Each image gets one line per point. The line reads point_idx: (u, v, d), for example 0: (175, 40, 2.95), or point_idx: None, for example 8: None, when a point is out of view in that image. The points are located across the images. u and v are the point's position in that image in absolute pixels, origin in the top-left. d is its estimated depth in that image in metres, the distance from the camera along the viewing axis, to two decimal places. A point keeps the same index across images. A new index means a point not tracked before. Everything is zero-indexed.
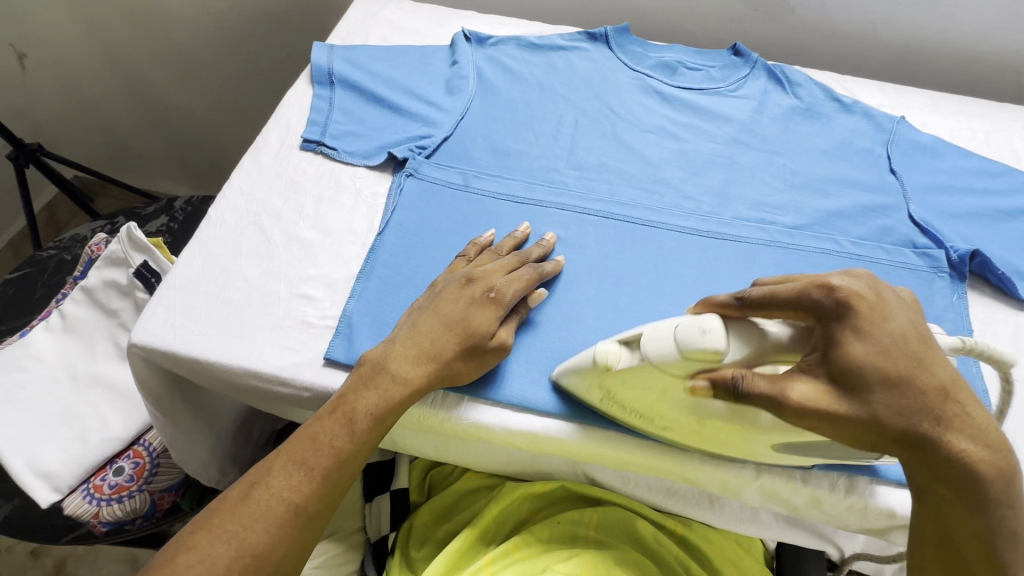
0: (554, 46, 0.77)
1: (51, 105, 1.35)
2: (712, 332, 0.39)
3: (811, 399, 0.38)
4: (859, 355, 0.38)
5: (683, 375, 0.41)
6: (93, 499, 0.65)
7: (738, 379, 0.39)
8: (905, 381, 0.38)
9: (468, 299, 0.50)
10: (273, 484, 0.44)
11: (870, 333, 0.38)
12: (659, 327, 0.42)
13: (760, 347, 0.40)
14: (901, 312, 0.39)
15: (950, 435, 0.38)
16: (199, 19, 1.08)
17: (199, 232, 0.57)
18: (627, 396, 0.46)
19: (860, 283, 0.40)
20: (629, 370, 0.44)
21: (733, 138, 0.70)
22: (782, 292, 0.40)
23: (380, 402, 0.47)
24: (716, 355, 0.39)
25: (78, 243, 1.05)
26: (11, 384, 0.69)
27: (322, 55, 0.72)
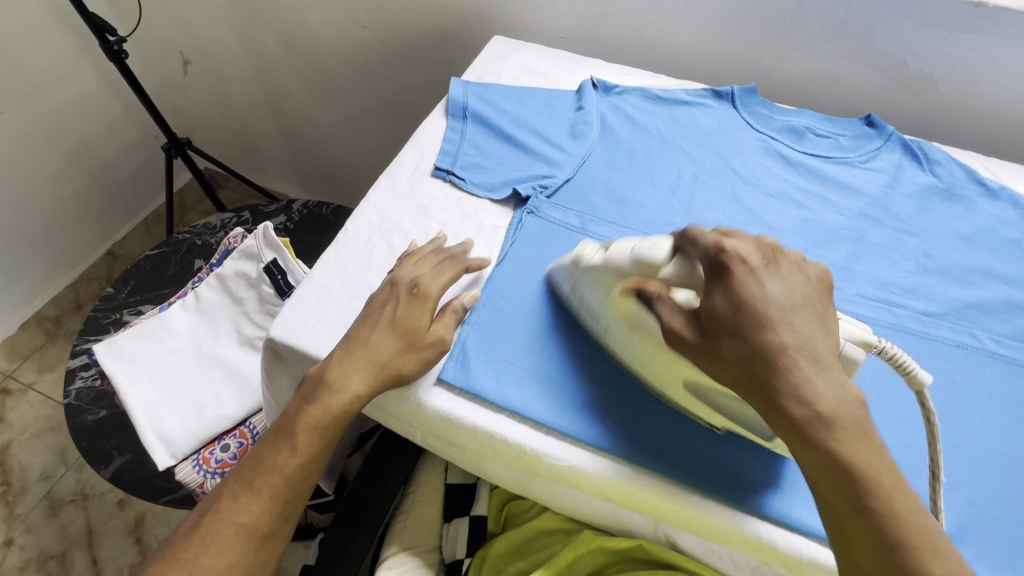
0: (678, 100, 0.79)
1: (202, 105, 1.53)
2: (657, 246, 0.47)
3: (676, 325, 0.44)
4: (719, 306, 0.42)
5: (620, 278, 0.48)
6: (201, 470, 0.71)
7: (655, 294, 0.46)
8: (750, 332, 0.41)
9: (396, 299, 0.54)
10: (222, 510, 0.48)
11: (740, 290, 0.42)
12: (625, 243, 0.50)
13: (687, 273, 0.46)
14: (781, 281, 0.43)
15: (811, 379, 0.39)
16: (343, 43, 1.18)
17: (337, 242, 0.62)
18: (587, 296, 0.53)
19: (753, 251, 0.44)
20: (591, 267, 0.51)
21: (862, 212, 0.67)
22: (701, 237, 0.45)
23: (320, 415, 0.49)
24: (654, 262, 0.46)
25: (208, 231, 1.16)
26: (148, 352, 0.77)
27: (459, 90, 0.77)
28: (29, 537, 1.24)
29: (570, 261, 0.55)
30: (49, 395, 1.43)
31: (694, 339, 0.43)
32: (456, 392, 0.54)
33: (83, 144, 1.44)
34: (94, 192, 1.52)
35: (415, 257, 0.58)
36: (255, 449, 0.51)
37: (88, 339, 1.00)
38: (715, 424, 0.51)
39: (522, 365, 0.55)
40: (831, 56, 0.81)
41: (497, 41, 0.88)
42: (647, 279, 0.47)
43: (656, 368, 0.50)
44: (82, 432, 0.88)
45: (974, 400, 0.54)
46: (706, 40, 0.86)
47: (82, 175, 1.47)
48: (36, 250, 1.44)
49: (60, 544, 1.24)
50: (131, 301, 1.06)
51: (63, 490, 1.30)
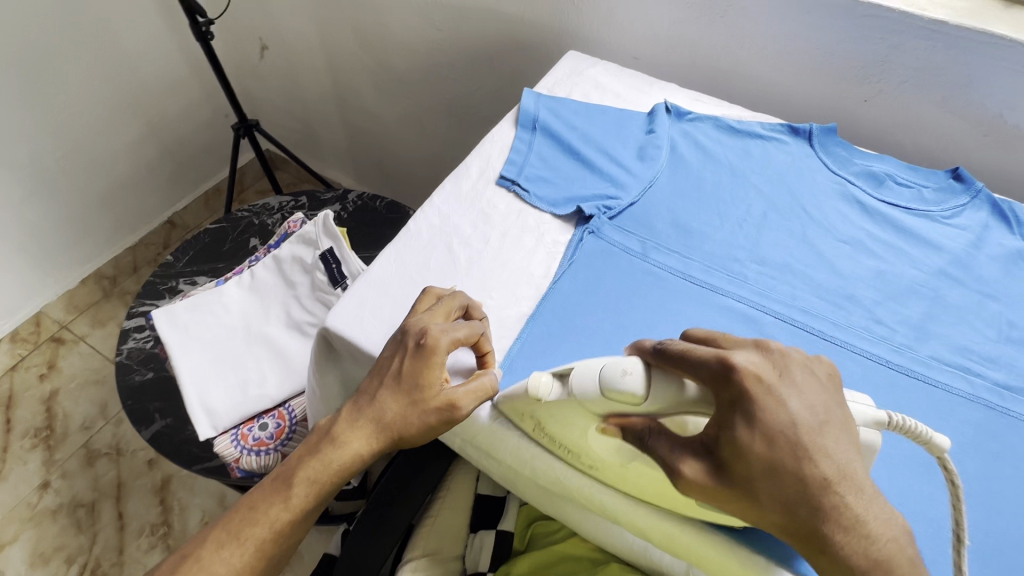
0: (753, 133, 0.77)
1: (273, 90, 1.58)
2: (632, 375, 0.42)
3: (697, 477, 0.40)
4: (745, 442, 0.39)
5: (598, 414, 0.45)
6: (239, 446, 0.72)
7: (646, 430, 0.43)
8: (786, 469, 0.38)
9: (404, 352, 0.50)
10: (203, 557, 0.50)
11: (758, 421, 0.39)
12: (588, 364, 0.45)
13: (676, 395, 0.42)
14: (800, 397, 0.40)
15: (861, 513, 0.38)
16: (416, 43, 1.20)
17: (398, 240, 0.63)
18: (556, 428, 0.49)
19: (766, 366, 0.40)
20: (558, 402, 0.46)
21: (941, 270, 0.64)
22: (697, 358, 0.41)
23: (319, 469, 0.51)
24: (634, 398, 0.42)
25: (266, 211, 1.19)
26: (202, 323, 0.80)
27: (530, 101, 0.77)
28: (63, 483, 1.30)
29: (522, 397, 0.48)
30: (99, 349, 1.50)
31: (713, 486, 0.40)
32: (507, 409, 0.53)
33: (159, 116, 1.51)
34: (163, 162, 1.60)
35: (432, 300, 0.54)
36: (248, 492, 0.53)
37: (144, 302, 1.05)
38: (736, 523, 0.46)
39: None
40: (920, 103, 0.77)
41: (571, 56, 0.88)
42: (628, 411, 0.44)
43: (657, 490, 0.46)
44: (129, 391, 0.91)
45: None
46: (787, 74, 0.84)
47: (155, 145, 1.54)
48: (104, 211, 1.52)
49: (90, 494, 1.29)
50: (188, 271, 1.10)
51: (99, 443, 1.36)
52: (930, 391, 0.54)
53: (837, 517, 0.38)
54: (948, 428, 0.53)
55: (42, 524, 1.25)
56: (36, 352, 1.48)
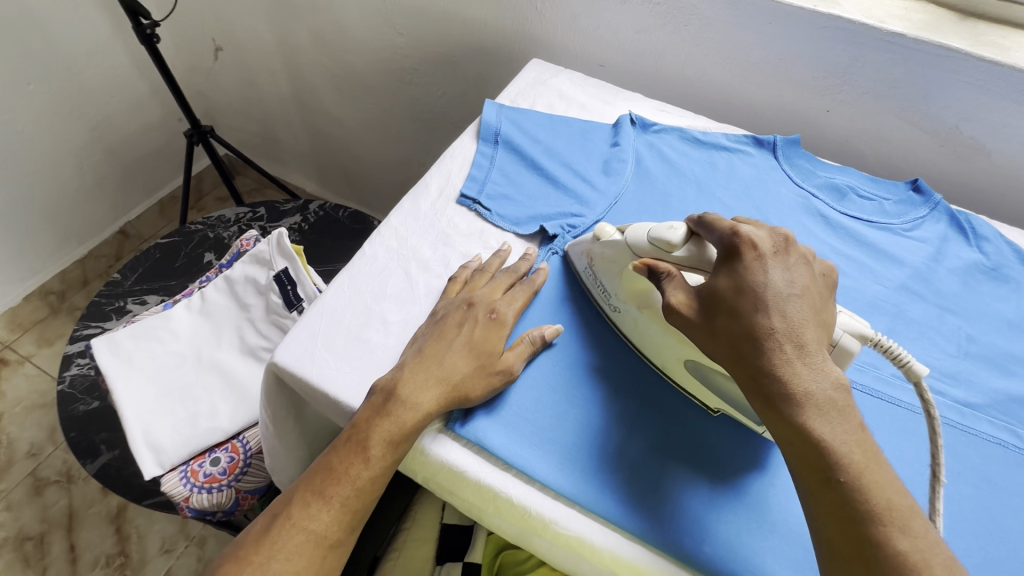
0: (717, 145, 0.76)
1: (229, 93, 1.52)
2: (676, 228, 0.49)
3: (677, 304, 0.45)
4: (721, 286, 0.44)
5: (634, 255, 0.52)
6: (188, 483, 0.67)
7: (665, 274, 0.47)
8: (744, 313, 0.42)
9: (474, 319, 0.54)
10: (294, 517, 0.46)
11: (738, 272, 0.44)
12: (644, 226, 0.53)
13: (697, 254, 0.48)
14: (785, 270, 0.44)
15: (797, 365, 0.40)
16: (376, 47, 1.16)
17: (353, 264, 0.60)
18: (602, 273, 0.56)
19: (767, 239, 0.45)
20: (611, 245, 0.55)
21: (903, 285, 0.64)
22: (715, 225, 0.47)
23: (394, 429, 0.47)
24: (670, 245, 0.49)
25: (221, 224, 1.13)
26: (146, 351, 0.75)
27: (492, 113, 0.74)
28: (8, 515, 1.22)
29: (589, 241, 0.58)
30: (45, 369, 1.41)
31: (691, 316, 0.44)
32: (466, 445, 0.51)
33: (105, 120, 1.43)
34: (111, 169, 1.51)
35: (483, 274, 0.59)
36: (321, 454, 0.49)
37: (88, 324, 0.98)
38: (710, 407, 0.53)
39: (539, 422, 0.51)
40: (880, 113, 0.78)
41: (535, 65, 0.86)
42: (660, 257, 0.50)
43: (659, 341, 0.52)
44: (72, 423, 0.86)
45: (1012, 505, 0.50)
46: (751, 83, 0.83)
47: (102, 151, 1.46)
48: (48, 222, 1.43)
49: (39, 525, 1.22)
50: (137, 290, 1.04)
51: (48, 470, 1.28)
52: (893, 411, 0.54)
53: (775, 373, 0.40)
54: (912, 449, 0.53)
55: None
56: None
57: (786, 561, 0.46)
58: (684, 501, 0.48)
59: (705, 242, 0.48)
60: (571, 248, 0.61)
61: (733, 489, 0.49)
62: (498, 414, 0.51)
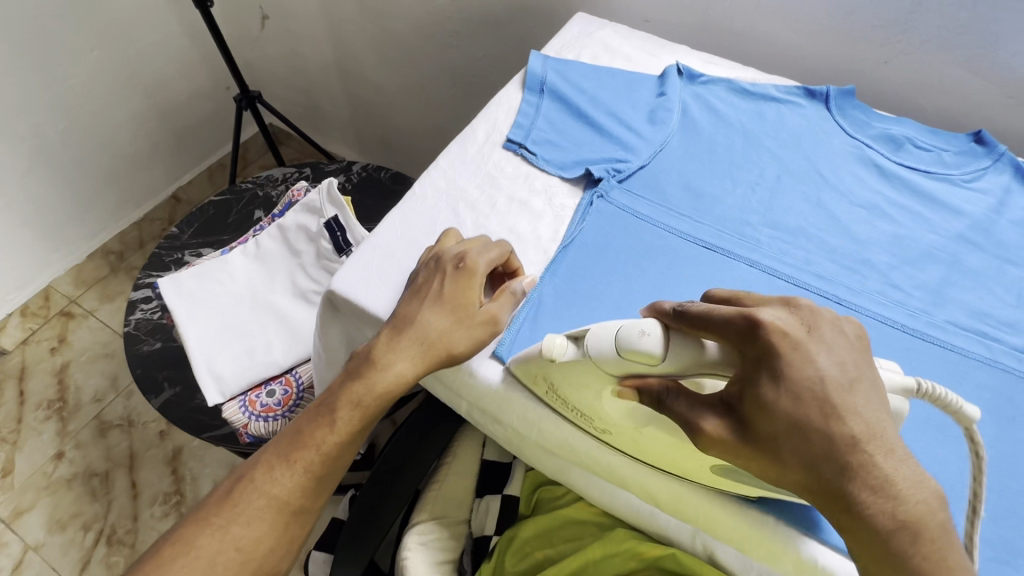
0: (767, 95, 0.74)
1: (275, 61, 1.55)
2: (650, 335, 0.41)
3: (714, 433, 0.39)
4: (771, 399, 0.37)
5: (613, 376, 0.44)
6: (247, 412, 0.72)
7: (664, 391, 0.42)
8: (813, 429, 0.37)
9: (442, 272, 0.52)
10: (259, 478, 0.49)
11: (785, 377, 0.37)
12: (603, 328, 0.44)
13: (695, 356, 0.41)
14: (830, 353, 0.38)
15: (891, 471, 0.36)
16: (419, 9, 1.17)
17: (403, 203, 0.62)
18: (569, 394, 0.47)
19: (794, 322, 0.39)
20: (570, 364, 0.45)
21: (960, 234, 0.62)
22: (718, 317, 0.39)
23: (362, 392, 0.49)
24: (649, 359, 0.41)
25: (270, 183, 1.18)
26: (207, 292, 0.79)
27: (537, 63, 0.75)
28: (77, 453, 1.32)
29: (535, 354, 0.47)
30: (107, 323, 1.51)
31: (734, 444, 0.39)
32: (513, 371, 0.52)
33: (160, 86, 1.49)
34: (166, 135, 1.58)
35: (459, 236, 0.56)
36: (295, 421, 0.52)
37: (150, 273, 1.05)
38: (749, 493, 0.46)
39: None
40: (942, 63, 0.74)
41: (580, 18, 0.85)
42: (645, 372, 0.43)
43: (671, 455, 0.46)
44: (137, 361, 0.92)
45: None
46: (803, 34, 0.80)
47: (157, 118, 1.53)
48: (109, 185, 1.51)
49: (104, 463, 1.31)
50: (193, 243, 1.09)
51: (111, 414, 1.38)
52: (946, 355, 0.53)
53: (864, 473, 0.36)
54: (964, 390, 0.52)
55: (58, 492, 1.28)
56: (46, 326, 1.49)
57: None
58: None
59: (705, 339, 0.41)
60: (509, 363, 0.51)
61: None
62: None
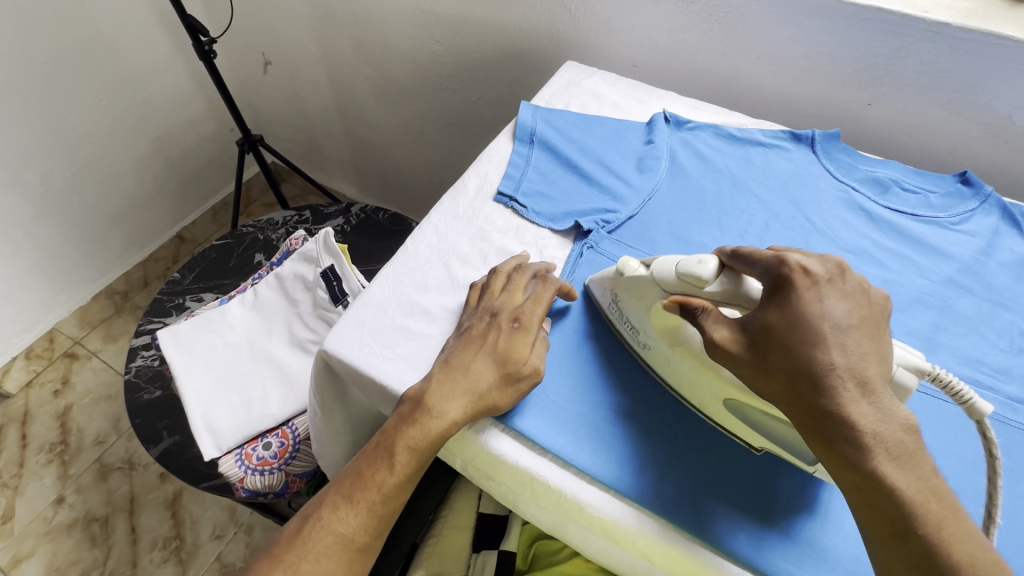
0: (753, 140, 0.76)
1: (277, 104, 1.60)
2: (705, 262, 0.47)
3: (724, 341, 0.44)
4: (771, 320, 0.42)
5: (664, 293, 0.50)
6: (243, 466, 0.72)
7: (701, 309, 0.47)
8: (798, 349, 0.40)
9: (497, 327, 0.54)
10: (323, 518, 0.49)
11: (790, 303, 0.42)
12: (670, 260, 0.51)
13: (733, 288, 0.47)
14: (841, 299, 0.42)
15: (859, 404, 0.38)
16: (414, 56, 1.21)
17: (396, 259, 0.63)
18: (631, 310, 0.54)
19: (819, 266, 0.44)
20: (638, 282, 0.53)
21: (950, 278, 0.62)
22: (758, 257, 0.46)
23: (419, 436, 0.49)
24: (700, 280, 0.47)
25: (271, 226, 1.20)
26: (206, 343, 0.80)
27: (527, 114, 0.77)
28: (77, 498, 1.32)
29: (610, 275, 0.57)
30: (111, 364, 1.52)
31: (738, 353, 0.43)
32: (504, 429, 0.53)
33: (165, 132, 1.53)
34: (170, 177, 1.62)
35: (507, 281, 0.58)
36: (351, 460, 0.52)
37: (152, 320, 1.06)
38: (754, 445, 0.50)
39: (575, 410, 0.53)
40: (924, 105, 0.76)
41: (569, 67, 0.88)
42: (690, 294, 0.49)
43: (694, 381, 0.50)
44: (138, 410, 0.92)
45: None
46: (788, 77, 0.82)
47: (162, 161, 1.57)
48: (114, 228, 1.54)
49: (104, 508, 1.31)
50: (194, 288, 1.11)
51: (112, 457, 1.38)
52: (937, 405, 0.54)
53: (832, 394, 0.39)
54: (959, 442, 0.51)
55: (57, 539, 1.27)
56: (50, 368, 1.50)
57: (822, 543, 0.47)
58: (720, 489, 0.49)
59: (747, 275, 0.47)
60: (591, 283, 0.59)
61: (770, 478, 0.49)
62: (539, 403, 0.53)
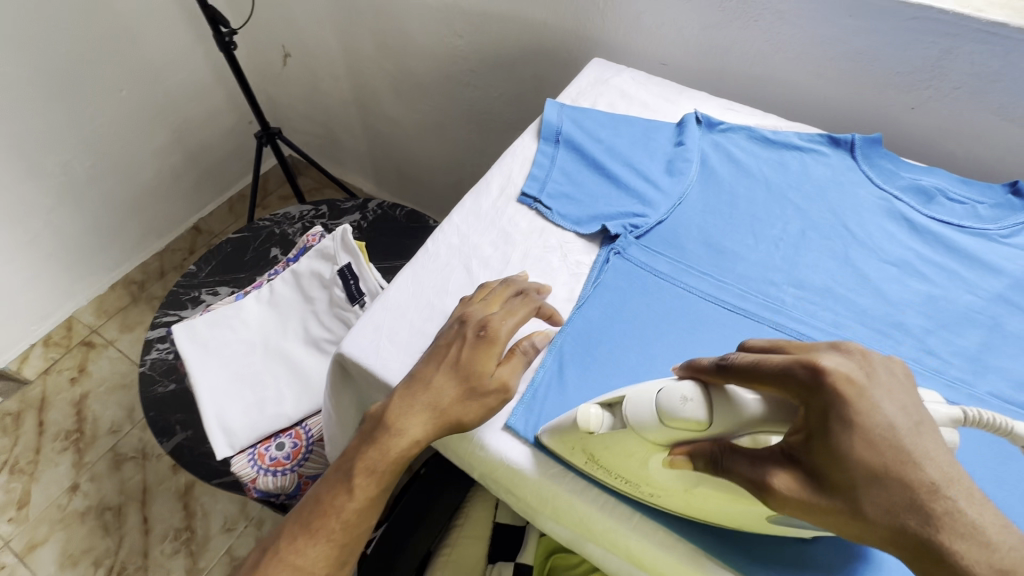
0: (789, 144, 0.72)
1: (295, 96, 1.59)
2: (692, 401, 0.39)
3: (790, 487, 0.35)
4: (844, 449, 0.34)
5: (661, 442, 0.41)
6: (255, 465, 0.71)
7: (717, 452, 0.38)
8: (887, 477, 0.34)
9: (462, 337, 0.50)
10: (281, 550, 0.48)
11: (855, 424, 0.34)
12: (640, 396, 0.42)
13: (741, 418, 0.38)
14: (891, 399, 0.35)
15: None
16: (435, 50, 1.19)
17: (415, 260, 0.61)
18: (613, 459, 0.44)
19: (851, 364, 0.36)
20: (612, 434, 0.43)
21: (1001, 295, 0.59)
22: (766, 371, 0.37)
23: (377, 457, 0.47)
24: (696, 425, 0.39)
25: (287, 220, 1.19)
26: (221, 339, 0.79)
27: (553, 113, 0.74)
28: (91, 486, 1.33)
29: (570, 423, 0.45)
30: (127, 353, 1.53)
31: (811, 498, 0.35)
32: (526, 443, 0.50)
33: (184, 122, 1.53)
34: (188, 169, 1.62)
35: (488, 293, 0.54)
36: (313, 488, 0.51)
37: (168, 312, 1.05)
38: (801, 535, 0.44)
39: None
40: (973, 110, 0.72)
41: (597, 64, 0.85)
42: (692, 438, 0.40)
43: (727, 510, 0.42)
44: (151, 403, 0.92)
45: None
46: (826, 79, 0.79)
47: (181, 153, 1.57)
48: (132, 218, 1.55)
49: (117, 497, 1.31)
50: (210, 281, 1.10)
51: (126, 446, 1.38)
52: None
53: None
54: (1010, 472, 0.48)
55: (71, 526, 1.28)
56: (67, 356, 1.51)
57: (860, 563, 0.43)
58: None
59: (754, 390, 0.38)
60: (543, 433, 0.48)
61: None
62: (552, 408, 0.51)
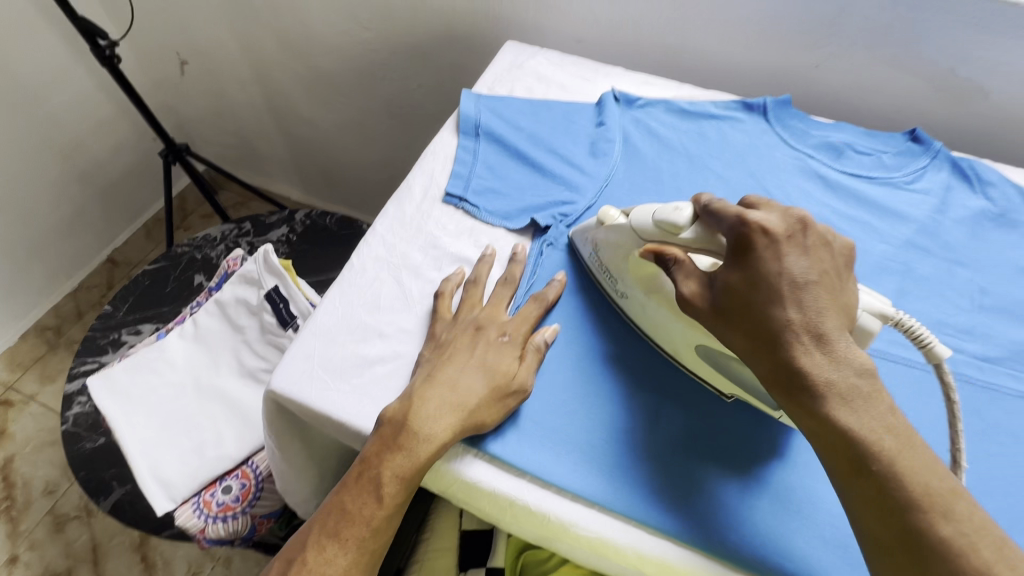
0: (706, 113, 0.73)
1: (199, 106, 1.47)
2: (682, 209, 0.47)
3: (692, 293, 0.44)
4: (730, 280, 0.43)
5: (639, 242, 0.51)
6: (203, 514, 0.66)
7: (672, 260, 0.46)
8: (756, 305, 0.41)
9: (484, 341, 0.52)
10: (309, 560, 0.45)
11: (757, 262, 0.42)
12: (646, 209, 0.51)
13: (705, 238, 0.47)
14: (807, 257, 0.42)
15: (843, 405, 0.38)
16: (343, 44, 1.12)
17: (341, 278, 0.58)
18: (608, 258, 0.55)
19: (780, 223, 0.43)
20: (616, 231, 0.53)
21: (910, 241, 0.62)
22: (726, 213, 0.45)
23: (405, 464, 0.45)
24: (674, 228, 0.48)
25: (208, 243, 1.11)
26: (144, 385, 0.73)
27: (470, 104, 0.71)
28: (33, 554, 1.22)
29: (593, 225, 0.57)
30: (51, 406, 1.40)
31: (705, 306, 0.44)
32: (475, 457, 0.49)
33: (76, 147, 1.39)
34: (91, 197, 1.48)
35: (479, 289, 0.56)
36: (329, 496, 0.47)
37: (86, 360, 0.97)
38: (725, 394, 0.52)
39: (551, 424, 0.50)
40: (871, 63, 0.75)
41: (511, 46, 0.82)
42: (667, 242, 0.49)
43: (666, 328, 0.52)
44: (81, 462, 0.85)
45: None
46: (734, 44, 0.80)
47: (79, 181, 1.43)
48: (34, 258, 1.41)
49: (64, 561, 1.22)
50: (130, 319, 1.02)
51: (66, 506, 1.28)
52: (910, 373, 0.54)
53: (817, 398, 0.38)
54: (930, 410, 0.52)
55: None
56: None
57: (799, 524, 0.46)
58: (682, 487, 0.48)
59: (715, 232, 0.46)
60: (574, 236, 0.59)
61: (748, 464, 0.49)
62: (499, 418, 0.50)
